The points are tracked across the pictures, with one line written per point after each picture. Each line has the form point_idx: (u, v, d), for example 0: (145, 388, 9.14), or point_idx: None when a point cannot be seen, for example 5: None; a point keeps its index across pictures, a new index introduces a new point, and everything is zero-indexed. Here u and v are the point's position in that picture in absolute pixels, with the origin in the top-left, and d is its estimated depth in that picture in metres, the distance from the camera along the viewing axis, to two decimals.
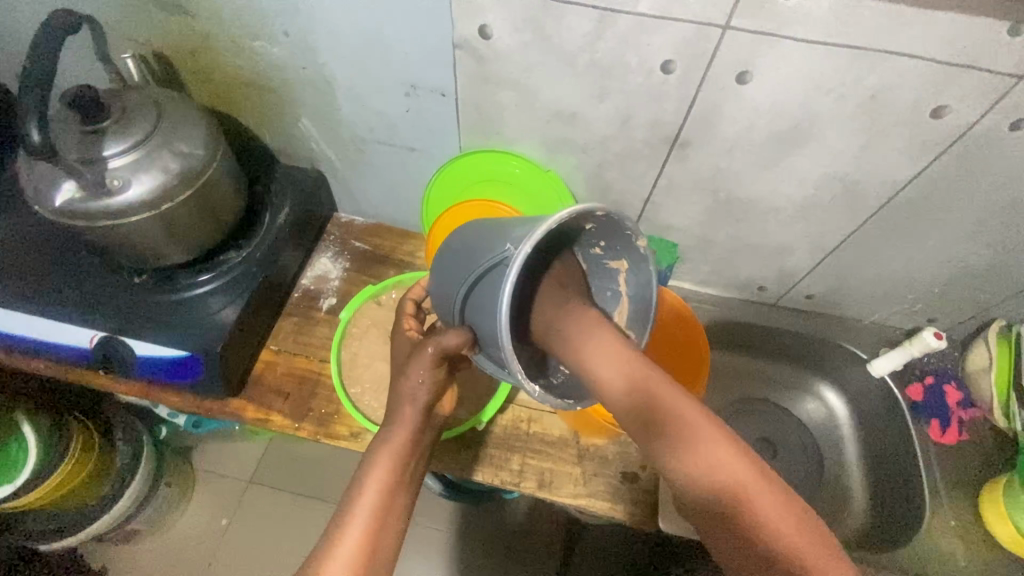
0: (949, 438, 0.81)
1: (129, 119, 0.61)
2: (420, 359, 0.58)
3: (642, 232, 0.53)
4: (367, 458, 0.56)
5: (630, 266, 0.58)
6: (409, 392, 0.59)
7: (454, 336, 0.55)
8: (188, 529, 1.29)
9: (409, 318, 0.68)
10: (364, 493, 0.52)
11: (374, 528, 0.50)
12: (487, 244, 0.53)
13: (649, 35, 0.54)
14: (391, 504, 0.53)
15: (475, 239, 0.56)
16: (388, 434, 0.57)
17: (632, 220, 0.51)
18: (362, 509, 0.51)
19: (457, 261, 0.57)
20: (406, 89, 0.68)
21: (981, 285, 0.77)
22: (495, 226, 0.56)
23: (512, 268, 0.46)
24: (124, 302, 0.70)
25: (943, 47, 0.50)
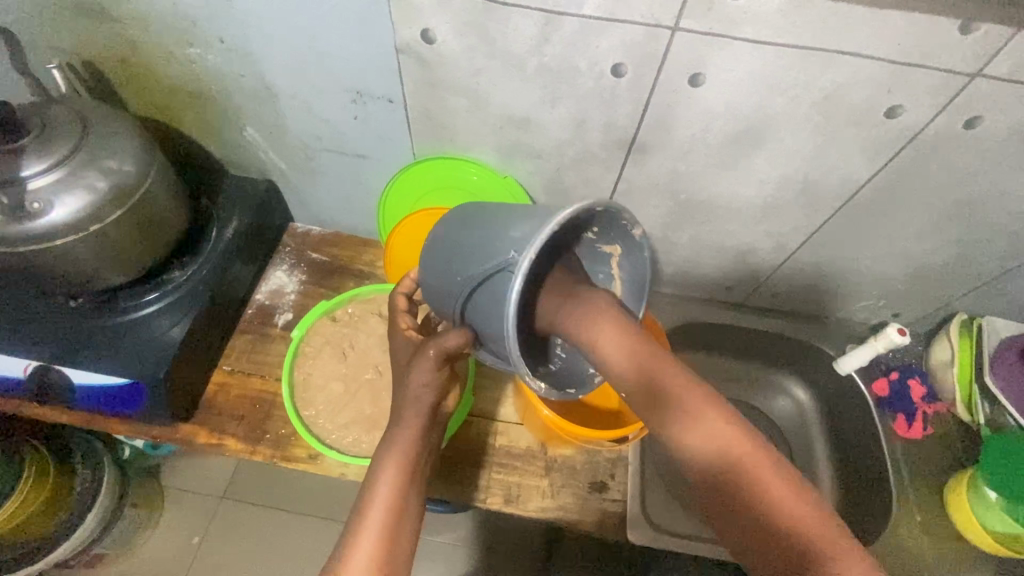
0: (912, 432, 0.80)
1: (49, 135, 0.57)
2: (423, 364, 0.53)
3: (639, 223, 0.50)
4: (374, 465, 0.54)
5: (623, 251, 0.54)
6: (412, 397, 0.55)
7: (455, 338, 0.52)
8: (157, 551, 1.21)
9: (403, 316, 0.62)
10: (375, 505, 0.52)
11: (387, 538, 0.51)
12: (482, 242, 0.50)
13: (597, 37, 0.52)
14: (403, 508, 0.53)
15: (467, 235, 0.53)
16: (394, 438, 0.55)
17: (629, 213, 0.48)
18: (373, 521, 0.51)
19: (450, 259, 0.54)
20: (352, 95, 0.65)
21: (941, 280, 0.77)
22: (489, 220, 0.52)
23: (517, 277, 0.43)
24: (60, 329, 0.66)
25: (893, 47, 0.49)
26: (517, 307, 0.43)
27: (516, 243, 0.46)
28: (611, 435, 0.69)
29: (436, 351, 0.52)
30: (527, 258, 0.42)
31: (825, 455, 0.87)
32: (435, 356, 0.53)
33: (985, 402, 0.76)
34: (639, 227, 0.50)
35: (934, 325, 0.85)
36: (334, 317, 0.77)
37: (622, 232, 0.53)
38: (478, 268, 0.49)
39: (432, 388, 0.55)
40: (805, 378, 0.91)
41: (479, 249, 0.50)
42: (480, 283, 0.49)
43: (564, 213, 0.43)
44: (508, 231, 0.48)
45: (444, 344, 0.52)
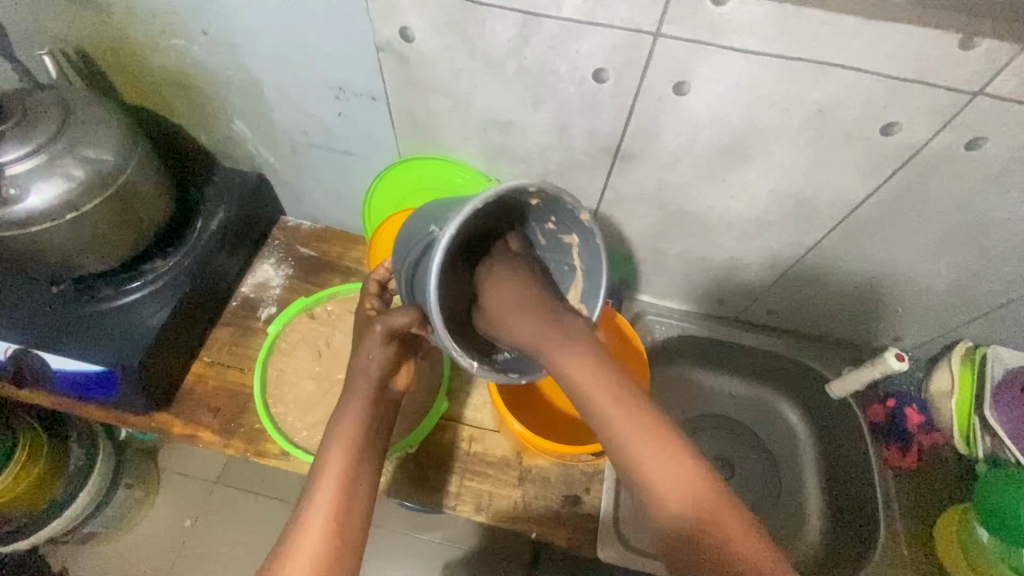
0: (907, 463, 0.76)
1: (31, 122, 0.58)
2: (370, 337, 0.52)
3: (586, 207, 0.47)
4: (324, 445, 0.49)
5: (581, 240, 0.52)
6: (360, 369, 0.53)
7: (404, 314, 0.51)
8: (149, 533, 1.20)
9: (369, 298, 0.60)
10: (324, 487, 0.46)
11: (337, 524, 0.45)
12: (432, 224, 0.50)
13: (577, 41, 0.50)
14: (354, 491, 0.47)
15: (425, 217, 0.52)
16: (343, 415, 0.51)
17: (566, 193, 0.45)
18: (321, 505, 0.45)
19: (407, 241, 0.53)
20: (335, 91, 0.64)
21: (945, 306, 0.73)
22: (445, 201, 0.51)
23: (435, 251, 0.42)
24: (40, 313, 0.67)
25: (889, 60, 0.46)
26: (435, 279, 0.42)
27: (451, 220, 0.46)
28: (586, 449, 0.67)
29: (382, 323, 0.51)
30: (444, 232, 0.42)
31: (816, 481, 0.84)
32: (383, 328, 0.51)
33: (984, 434, 0.72)
34: (586, 210, 0.47)
35: (937, 352, 0.81)
36: (312, 313, 0.77)
37: (576, 219, 0.51)
38: (421, 245, 0.49)
39: (380, 361, 0.53)
40: (799, 399, 0.87)
41: (426, 229, 0.49)
42: (418, 261, 0.49)
43: (487, 191, 0.43)
44: (451, 210, 0.47)
45: (392, 317, 0.51)
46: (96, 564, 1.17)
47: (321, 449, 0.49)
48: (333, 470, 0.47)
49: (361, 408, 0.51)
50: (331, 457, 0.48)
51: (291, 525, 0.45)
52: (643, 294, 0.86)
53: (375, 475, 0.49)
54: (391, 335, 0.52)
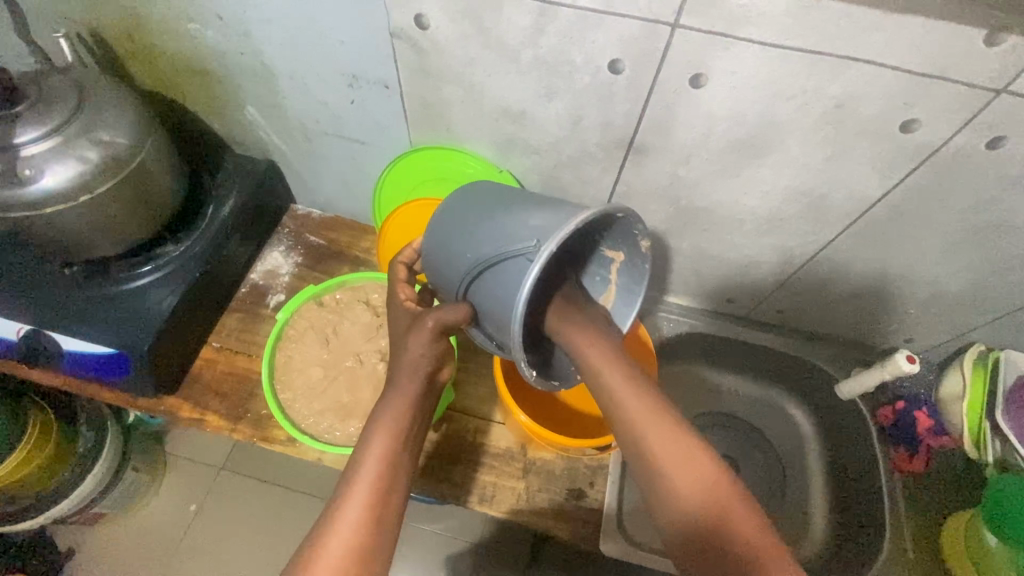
0: (915, 466, 0.77)
1: (47, 104, 0.58)
2: (420, 334, 0.51)
3: (646, 235, 0.51)
4: (364, 432, 0.50)
5: (625, 258, 0.55)
6: (408, 363, 0.52)
7: (457, 312, 0.51)
8: (156, 516, 1.21)
9: (404, 287, 0.59)
10: (364, 472, 0.47)
11: (376, 510, 0.46)
12: (500, 229, 0.50)
13: (593, 31, 0.50)
14: (393, 478, 0.48)
15: (483, 220, 0.52)
16: (388, 403, 0.51)
17: (642, 226, 0.50)
18: (361, 489, 0.46)
19: (460, 241, 0.53)
20: (349, 79, 0.64)
21: (958, 308, 0.72)
22: (516, 206, 0.51)
23: (535, 264, 0.43)
24: (54, 295, 0.67)
25: (911, 54, 0.46)
26: (528, 296, 0.43)
27: (536, 230, 0.47)
28: (591, 443, 0.67)
29: (435, 320, 0.51)
30: (547, 247, 0.43)
31: (820, 482, 0.84)
32: (434, 324, 0.51)
33: (995, 438, 0.71)
34: (647, 235, 0.51)
35: (947, 355, 0.80)
36: (321, 301, 0.77)
37: (632, 245, 0.54)
38: (490, 251, 0.49)
39: (430, 357, 0.53)
40: (806, 399, 0.87)
41: (494, 235, 0.50)
42: (486, 266, 0.49)
43: (588, 212, 0.44)
44: (528, 218, 0.48)
45: (446, 313, 0.51)
46: (103, 545, 1.18)
47: (361, 434, 0.50)
48: (373, 455, 0.48)
49: (403, 399, 0.51)
50: (371, 441, 0.49)
51: (330, 507, 0.46)
52: (670, 296, 0.85)
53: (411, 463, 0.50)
54: (440, 332, 0.52)
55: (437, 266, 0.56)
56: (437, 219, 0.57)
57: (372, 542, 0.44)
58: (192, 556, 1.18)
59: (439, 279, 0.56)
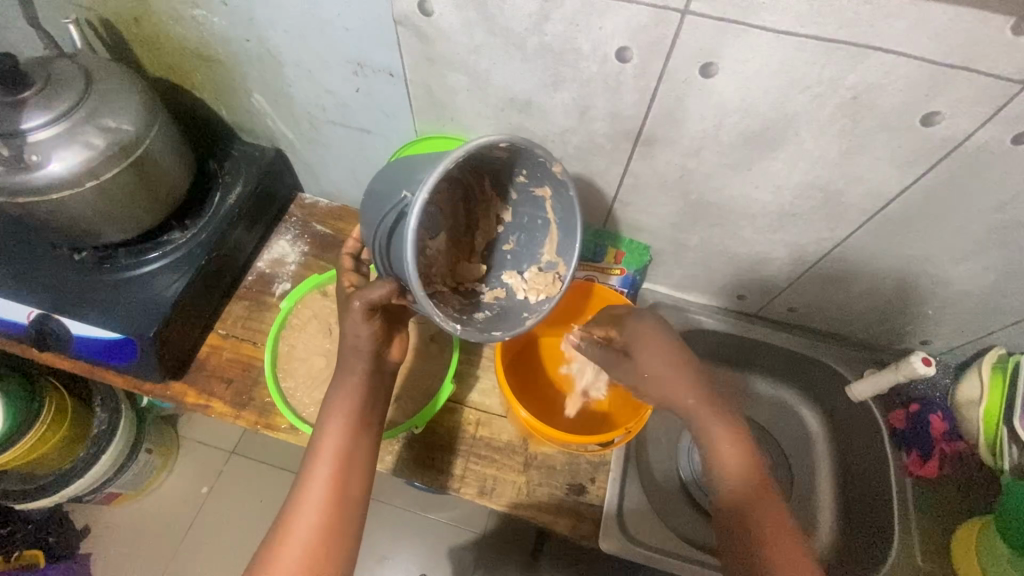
0: (927, 471, 0.73)
1: (54, 91, 0.58)
2: (352, 315, 0.54)
3: (556, 158, 0.50)
4: (321, 422, 0.54)
5: (552, 192, 0.55)
6: (351, 347, 0.55)
7: (381, 288, 0.52)
8: (168, 498, 1.23)
9: (350, 274, 0.61)
10: (322, 458, 0.52)
11: (337, 489, 0.51)
12: (397, 188, 0.51)
13: (600, 17, 0.48)
14: (352, 459, 0.53)
15: (386, 186, 0.53)
16: (339, 391, 0.55)
17: (540, 147, 0.48)
18: (318, 479, 0.51)
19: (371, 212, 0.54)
20: (353, 67, 0.63)
21: (980, 309, 0.70)
22: (411, 164, 0.52)
23: (411, 214, 0.44)
24: (64, 280, 0.68)
25: (933, 44, 0.43)
26: (410, 247, 0.44)
27: (416, 183, 0.47)
28: (592, 439, 0.66)
29: (360, 300, 0.52)
30: (419, 197, 0.44)
31: (829, 484, 0.82)
32: (363, 305, 0.53)
33: (1012, 443, 0.68)
34: (556, 162, 0.50)
35: (965, 358, 0.77)
36: (325, 291, 0.77)
37: (546, 170, 0.53)
38: (385, 216, 0.50)
39: (370, 337, 0.55)
40: (817, 399, 0.85)
41: (390, 197, 0.51)
42: (385, 230, 0.51)
43: (455, 152, 0.45)
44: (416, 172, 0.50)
45: (367, 291, 0.52)
46: (117, 524, 1.21)
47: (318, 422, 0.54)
48: (329, 442, 0.53)
49: (350, 386, 0.55)
50: (327, 429, 0.54)
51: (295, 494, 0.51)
52: (686, 292, 0.84)
53: (369, 439, 0.55)
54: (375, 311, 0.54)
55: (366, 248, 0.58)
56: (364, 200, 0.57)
57: (339, 517, 0.50)
58: (203, 538, 1.20)
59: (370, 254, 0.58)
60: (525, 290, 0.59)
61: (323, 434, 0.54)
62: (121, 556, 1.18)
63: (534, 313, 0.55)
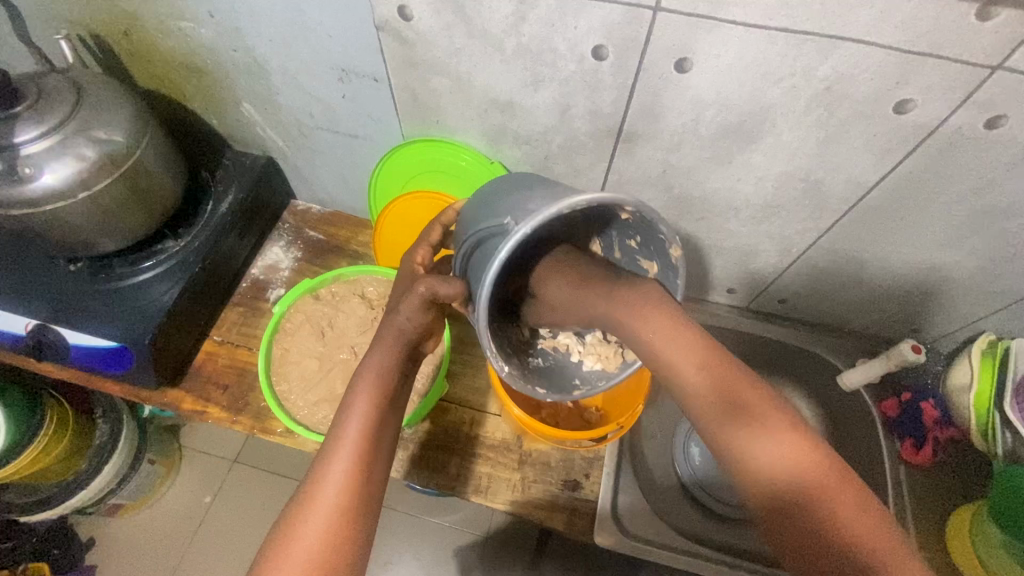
0: (921, 459, 0.74)
1: (46, 104, 0.60)
2: (409, 300, 0.49)
3: (678, 240, 0.46)
4: (348, 397, 0.50)
5: (659, 271, 0.50)
6: (395, 327, 0.51)
7: (451, 288, 0.48)
8: (171, 507, 1.24)
9: (422, 249, 0.58)
10: (347, 437, 0.47)
11: (361, 473, 0.46)
12: (501, 206, 0.48)
13: (574, 17, 0.49)
14: (377, 443, 0.48)
15: (491, 199, 0.51)
16: (368, 366, 0.51)
17: (664, 224, 0.44)
18: (340, 464, 0.46)
19: (471, 217, 0.53)
20: (338, 73, 0.64)
21: (967, 295, 0.70)
22: (525, 189, 0.48)
23: (506, 243, 0.41)
24: (60, 291, 0.69)
25: (900, 33, 0.44)
26: (492, 277, 0.41)
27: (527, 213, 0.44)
28: (586, 434, 0.67)
29: (425, 287, 0.48)
30: (519, 229, 0.40)
31: None
32: (424, 292, 0.48)
33: (1006, 430, 0.67)
34: (677, 242, 0.46)
35: (957, 345, 0.78)
36: (317, 295, 0.78)
37: (661, 249, 0.49)
38: (485, 224, 0.48)
39: (417, 326, 0.51)
40: (811, 391, 0.86)
41: (491, 212, 0.49)
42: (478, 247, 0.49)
43: (577, 199, 0.40)
44: (527, 200, 0.46)
45: (439, 286, 0.48)
46: (121, 534, 1.22)
47: (343, 401, 0.50)
48: (354, 421, 0.48)
49: (382, 364, 0.50)
50: (352, 409, 0.49)
51: (311, 476, 0.45)
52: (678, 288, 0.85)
53: (394, 426, 0.50)
54: (430, 303, 0.49)
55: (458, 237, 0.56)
56: (480, 196, 0.54)
57: (362, 505, 0.45)
58: (206, 546, 1.21)
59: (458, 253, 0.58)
60: (582, 353, 0.56)
61: (348, 417, 0.48)
62: (125, 565, 1.19)
63: (586, 385, 0.53)
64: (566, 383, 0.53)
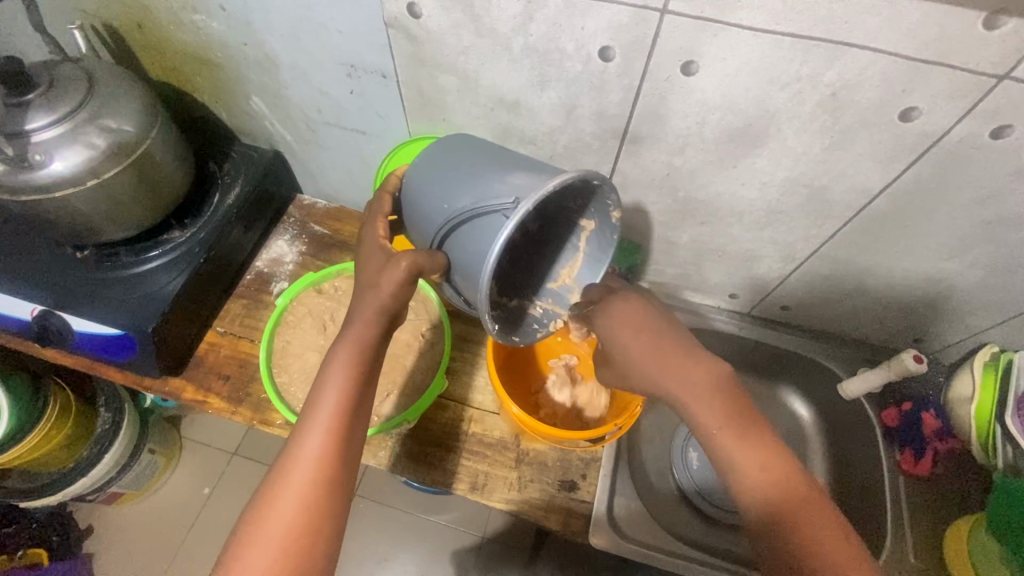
0: (921, 470, 0.73)
1: (58, 93, 0.60)
2: (391, 274, 0.49)
3: (619, 205, 0.52)
4: (324, 365, 0.49)
5: (596, 227, 0.56)
6: (373, 298, 0.50)
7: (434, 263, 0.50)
8: (170, 497, 1.25)
9: (381, 220, 0.56)
10: (322, 409, 0.46)
11: (336, 446, 0.46)
12: (476, 181, 0.50)
13: (582, 17, 0.50)
14: (355, 415, 0.47)
15: (456, 174, 0.52)
16: (347, 335, 0.50)
17: (616, 194, 0.51)
18: (315, 438, 0.45)
19: (433, 196, 0.53)
20: (347, 68, 0.65)
21: (970, 306, 0.70)
22: (492, 162, 0.52)
23: (511, 221, 0.44)
24: (66, 278, 0.70)
25: (907, 40, 0.44)
26: (500, 254, 0.44)
27: (513, 189, 0.48)
28: (584, 434, 0.67)
29: (410, 263, 0.49)
30: (525, 205, 0.44)
31: (825, 483, 0.83)
32: (409, 268, 0.49)
33: (1007, 443, 0.66)
34: (619, 203, 0.52)
35: (959, 356, 0.77)
36: (321, 289, 0.78)
37: (604, 212, 0.54)
38: (463, 198, 0.50)
39: (396, 298, 0.50)
40: (812, 399, 0.86)
41: (465, 184, 0.51)
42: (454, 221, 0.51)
43: (565, 176, 0.45)
44: (507, 178, 0.49)
45: (421, 260, 0.50)
46: (119, 522, 1.23)
47: (319, 370, 0.49)
48: (330, 393, 0.47)
49: (361, 334, 0.49)
50: (330, 380, 0.48)
51: (287, 449, 0.45)
52: (680, 292, 0.85)
53: (373, 395, 0.50)
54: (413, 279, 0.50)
55: (414, 210, 0.56)
56: (429, 163, 0.55)
57: (337, 479, 0.45)
58: (204, 537, 1.21)
59: (415, 234, 0.57)
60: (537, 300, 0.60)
61: (324, 388, 0.48)
62: (123, 553, 1.20)
63: (544, 327, 0.58)
64: (527, 327, 0.57)
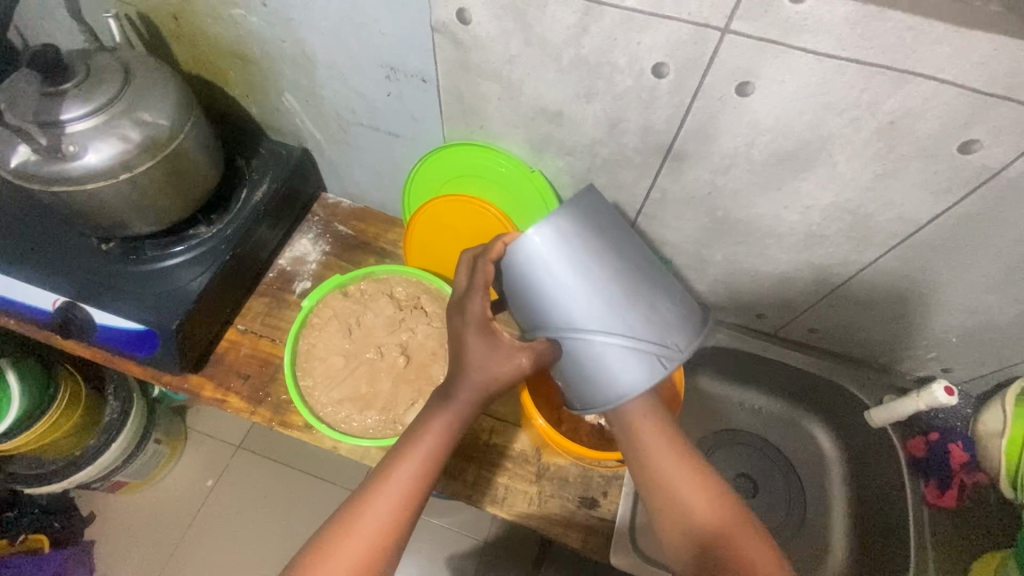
0: (946, 501, 0.73)
1: (94, 83, 0.59)
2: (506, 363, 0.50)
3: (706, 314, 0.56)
4: (409, 435, 0.50)
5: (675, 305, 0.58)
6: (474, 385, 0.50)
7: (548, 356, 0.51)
8: (175, 489, 1.24)
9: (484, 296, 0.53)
10: (395, 483, 0.48)
11: (397, 524, 0.47)
12: (611, 314, 0.48)
13: (638, 32, 0.49)
14: (420, 496, 0.49)
15: (572, 271, 0.48)
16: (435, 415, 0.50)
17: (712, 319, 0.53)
18: (379, 508, 0.47)
19: (545, 290, 0.49)
20: (386, 71, 0.64)
21: (1007, 340, 0.69)
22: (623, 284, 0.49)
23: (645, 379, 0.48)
24: (91, 269, 0.69)
25: (974, 73, 0.43)
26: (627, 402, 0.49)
27: (645, 337, 0.49)
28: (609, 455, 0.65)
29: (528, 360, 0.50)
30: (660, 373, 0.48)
31: (844, 510, 0.82)
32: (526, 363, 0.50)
33: None
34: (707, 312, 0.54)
35: (988, 388, 0.76)
36: (346, 292, 0.77)
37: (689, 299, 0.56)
38: (598, 330, 0.48)
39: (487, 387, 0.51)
40: (834, 423, 0.85)
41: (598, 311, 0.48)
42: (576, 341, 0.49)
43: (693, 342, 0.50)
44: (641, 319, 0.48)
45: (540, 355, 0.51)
46: (123, 512, 1.22)
47: (400, 441, 0.50)
48: (405, 470, 0.48)
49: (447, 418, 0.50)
50: (408, 456, 0.49)
51: (350, 508, 0.47)
52: (706, 310, 0.84)
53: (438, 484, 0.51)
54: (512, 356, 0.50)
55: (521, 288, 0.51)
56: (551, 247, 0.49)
57: (386, 554, 0.46)
58: (207, 530, 1.20)
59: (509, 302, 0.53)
60: None
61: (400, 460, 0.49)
62: (126, 543, 1.19)
63: None
64: None
